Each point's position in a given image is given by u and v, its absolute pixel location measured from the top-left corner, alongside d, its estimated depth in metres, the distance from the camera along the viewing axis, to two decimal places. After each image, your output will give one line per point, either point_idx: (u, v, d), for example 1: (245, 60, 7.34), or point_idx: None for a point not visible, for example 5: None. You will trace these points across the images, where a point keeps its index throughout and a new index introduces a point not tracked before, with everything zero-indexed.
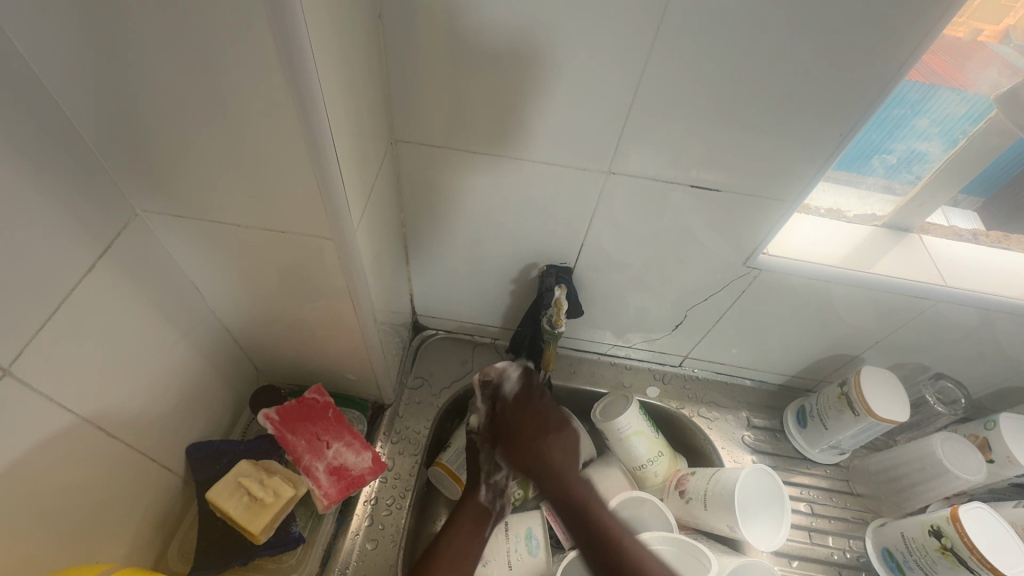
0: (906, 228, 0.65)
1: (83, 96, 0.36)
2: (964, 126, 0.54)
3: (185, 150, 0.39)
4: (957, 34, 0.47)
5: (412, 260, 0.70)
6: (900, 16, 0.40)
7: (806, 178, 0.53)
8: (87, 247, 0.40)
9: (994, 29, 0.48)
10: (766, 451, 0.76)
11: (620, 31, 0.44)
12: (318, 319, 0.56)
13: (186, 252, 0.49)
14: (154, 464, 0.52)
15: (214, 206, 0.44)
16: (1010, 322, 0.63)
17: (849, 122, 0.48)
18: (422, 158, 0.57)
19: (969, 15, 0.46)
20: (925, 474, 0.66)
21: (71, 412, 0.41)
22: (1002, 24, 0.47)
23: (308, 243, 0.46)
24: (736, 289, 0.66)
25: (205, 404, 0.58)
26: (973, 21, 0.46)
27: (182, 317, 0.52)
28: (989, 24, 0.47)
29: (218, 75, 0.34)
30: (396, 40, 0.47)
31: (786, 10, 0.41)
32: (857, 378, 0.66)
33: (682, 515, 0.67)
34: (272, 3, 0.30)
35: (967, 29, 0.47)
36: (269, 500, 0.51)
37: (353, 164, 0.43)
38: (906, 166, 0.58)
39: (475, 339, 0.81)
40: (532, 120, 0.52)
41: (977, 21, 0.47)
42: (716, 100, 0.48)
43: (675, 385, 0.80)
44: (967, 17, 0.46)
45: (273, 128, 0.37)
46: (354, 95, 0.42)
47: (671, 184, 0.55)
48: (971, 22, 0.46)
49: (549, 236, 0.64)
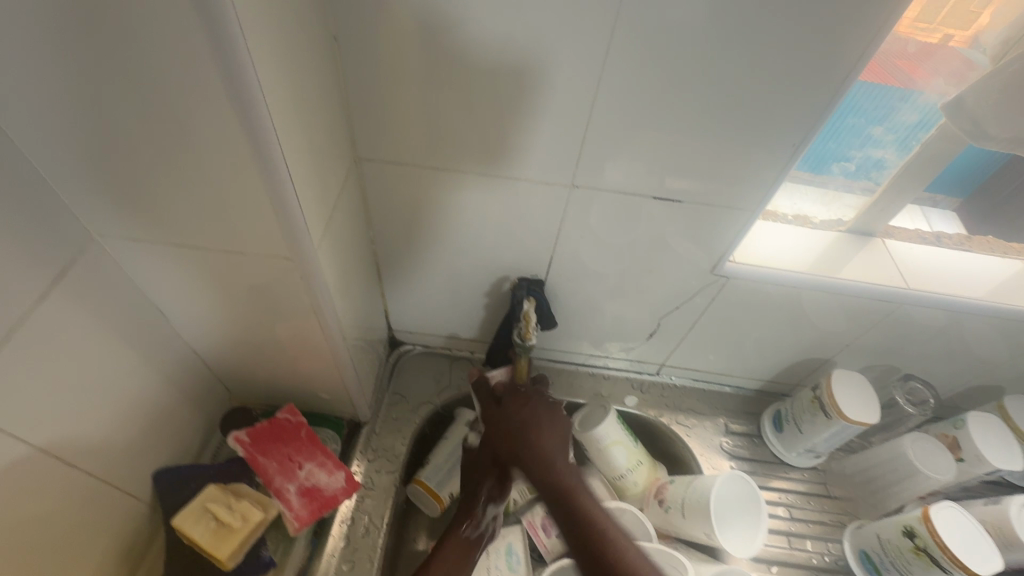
0: (870, 233, 0.66)
1: (34, 126, 0.36)
2: (917, 134, 0.55)
3: (140, 176, 0.40)
4: (928, 38, 0.48)
5: (384, 276, 0.70)
6: (840, 31, 0.42)
7: (765, 186, 0.54)
8: (41, 276, 0.40)
9: (963, 35, 0.48)
10: (744, 457, 0.76)
11: (574, 50, 0.45)
12: (288, 340, 0.56)
13: (147, 276, 0.49)
14: (120, 492, 0.51)
15: (172, 229, 0.44)
16: (972, 322, 0.64)
17: (801, 132, 0.49)
18: (388, 176, 0.57)
19: (940, 21, 0.47)
20: (898, 475, 0.67)
21: (27, 442, 0.40)
22: (971, 30, 0.48)
23: (271, 264, 0.46)
24: (706, 297, 0.67)
25: (172, 428, 0.57)
26: (945, 27, 0.48)
27: (145, 340, 0.51)
28: (959, 30, 0.48)
29: (166, 100, 0.34)
30: (355, 63, 0.48)
31: (731, 24, 0.42)
32: (828, 381, 0.67)
33: (661, 524, 0.67)
34: (213, 28, 0.30)
35: (939, 34, 0.48)
36: (236, 526, 0.51)
37: (310, 184, 0.43)
38: (865, 172, 0.60)
39: (452, 354, 0.81)
40: (494, 135, 0.52)
41: (949, 27, 0.48)
42: (673, 115, 0.49)
43: (654, 393, 0.81)
44: (938, 22, 0.47)
45: (224, 150, 0.37)
46: (307, 116, 0.42)
47: (636, 197, 0.56)
48: (945, 28, 0.48)
49: (519, 249, 0.64)
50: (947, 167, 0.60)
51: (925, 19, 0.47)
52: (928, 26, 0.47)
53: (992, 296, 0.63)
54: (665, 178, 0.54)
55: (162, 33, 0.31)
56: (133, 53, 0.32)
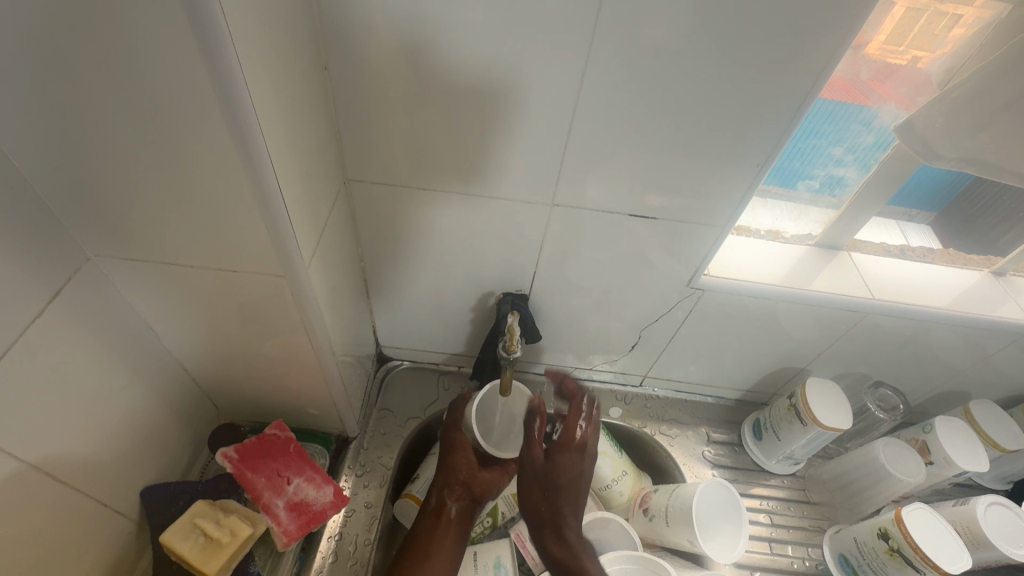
0: (837, 246, 0.70)
1: (34, 148, 0.38)
2: (875, 154, 0.59)
3: (137, 197, 0.41)
4: (897, 59, 0.51)
5: (372, 293, 0.71)
6: (796, 58, 0.46)
7: (735, 203, 0.57)
8: (37, 295, 0.41)
9: (932, 54, 0.51)
10: (725, 465, 0.78)
11: (553, 75, 0.48)
12: (278, 356, 0.57)
13: (138, 293, 0.50)
14: (108, 510, 0.51)
15: (165, 248, 0.45)
16: (935, 330, 0.68)
17: (764, 152, 0.53)
18: (376, 196, 0.59)
19: (907, 44, 0.50)
20: (872, 478, 0.70)
21: (19, 459, 0.41)
22: (938, 49, 0.51)
23: (262, 280, 0.47)
24: (685, 309, 0.70)
25: (160, 446, 0.58)
26: (912, 48, 0.51)
27: (136, 358, 0.52)
28: (926, 50, 0.51)
29: (166, 126, 0.36)
30: (345, 88, 0.50)
31: (695, 52, 0.46)
32: (803, 389, 0.69)
33: (647, 533, 0.68)
34: (213, 62, 0.33)
35: (907, 55, 0.51)
36: (225, 541, 0.51)
37: (302, 204, 0.45)
38: (828, 189, 0.64)
39: (440, 368, 0.82)
40: (478, 156, 0.55)
41: (917, 49, 0.51)
42: (647, 135, 0.52)
43: (637, 404, 0.83)
44: (905, 45, 0.50)
45: (220, 174, 0.39)
46: (299, 139, 0.44)
47: (615, 214, 0.59)
48: (912, 49, 0.51)
49: (504, 265, 0.66)
50: (909, 183, 0.64)
51: (894, 43, 0.50)
52: (895, 49, 0.50)
53: (953, 304, 0.67)
54: (642, 196, 0.57)
55: (164, 63, 0.33)
56: (136, 80, 0.34)
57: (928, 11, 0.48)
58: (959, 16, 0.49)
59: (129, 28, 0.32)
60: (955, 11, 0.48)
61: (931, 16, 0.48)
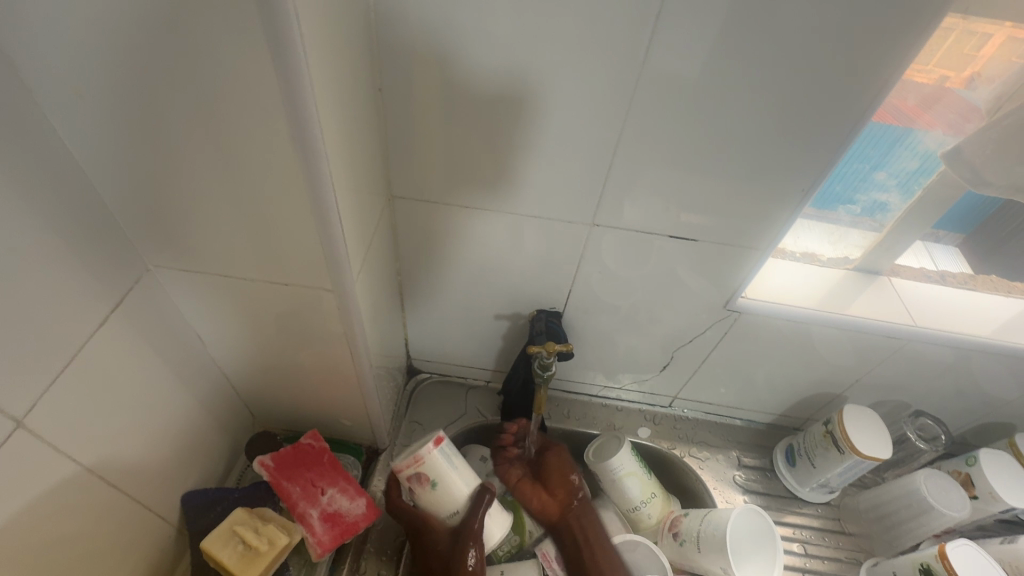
0: (876, 271, 0.69)
1: (107, 163, 0.40)
2: (918, 179, 0.58)
3: (196, 212, 0.43)
4: (926, 80, 0.50)
5: (407, 305, 0.72)
6: (848, 81, 0.45)
7: (779, 224, 0.57)
8: (101, 303, 0.42)
9: (960, 77, 0.50)
10: (757, 490, 0.77)
11: (601, 98, 0.49)
12: (318, 367, 0.58)
13: (189, 304, 0.51)
14: (151, 514, 0.52)
15: (218, 261, 0.47)
16: (978, 359, 0.66)
17: (809, 178, 0.52)
18: (415, 212, 0.60)
19: (935, 63, 0.49)
20: (912, 511, 0.68)
21: (76, 462, 0.42)
22: (966, 72, 0.50)
23: (309, 293, 0.49)
24: (719, 331, 0.69)
25: (201, 452, 0.59)
26: (938, 69, 0.50)
27: (183, 364, 0.53)
28: (954, 72, 0.50)
29: (233, 144, 0.38)
30: (396, 107, 0.52)
31: (744, 77, 0.46)
32: (840, 416, 0.68)
33: (677, 558, 0.68)
34: (287, 85, 0.34)
35: (937, 76, 0.50)
36: (263, 549, 0.51)
37: (352, 220, 0.46)
38: (869, 214, 0.63)
39: (468, 382, 0.83)
40: (520, 174, 0.56)
41: (946, 70, 0.50)
42: (690, 156, 0.52)
43: (666, 425, 0.82)
44: (933, 65, 0.49)
45: (276, 188, 0.40)
46: (353, 156, 0.45)
47: (652, 235, 0.59)
48: (941, 69, 0.50)
49: (538, 283, 0.67)
50: (956, 212, 0.63)
51: (922, 62, 0.49)
52: (923, 68, 0.50)
53: (999, 333, 0.65)
54: (681, 217, 0.57)
55: (237, 83, 0.34)
56: (208, 100, 0.36)
57: (958, 31, 0.46)
58: (989, 37, 0.47)
59: (207, 48, 0.33)
60: (987, 32, 0.47)
61: (959, 37, 0.47)
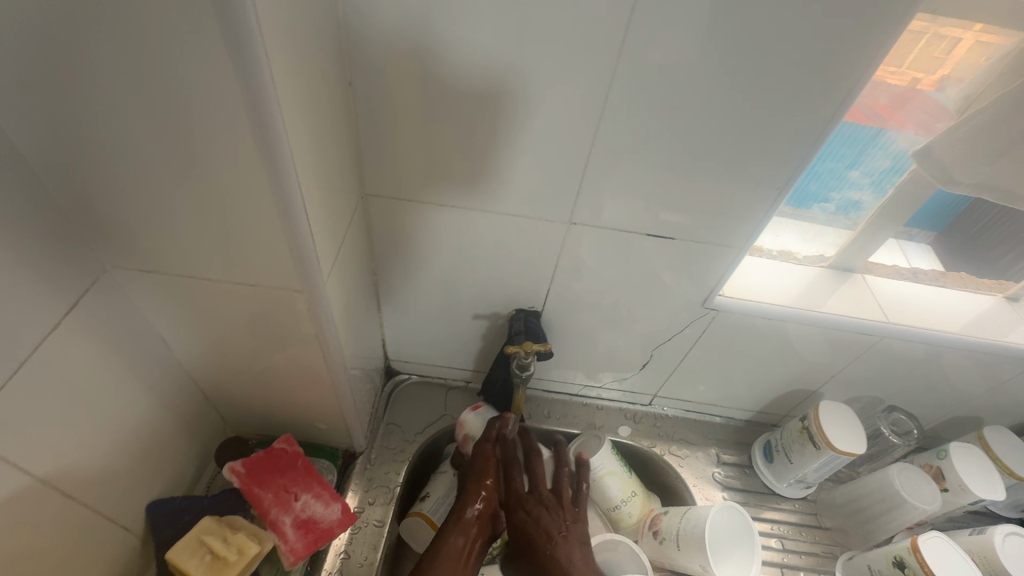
0: (850, 269, 0.70)
1: (58, 159, 0.38)
2: (891, 177, 0.59)
3: (156, 211, 0.41)
4: (899, 82, 0.52)
5: (384, 305, 0.70)
6: (821, 79, 0.46)
7: (755, 222, 0.57)
8: (54, 306, 0.40)
9: (931, 78, 0.51)
10: (736, 487, 0.77)
11: (576, 94, 0.48)
12: (290, 369, 0.56)
13: (152, 306, 0.49)
14: (112, 525, 0.50)
15: (181, 262, 0.45)
16: (948, 355, 0.67)
17: (783, 176, 0.53)
18: (390, 210, 0.59)
19: (906, 65, 0.50)
20: (886, 504, 0.69)
21: (28, 474, 0.40)
22: (937, 73, 0.51)
23: (278, 294, 0.47)
24: (698, 329, 0.69)
25: (167, 459, 0.57)
26: (910, 71, 0.51)
27: (147, 368, 0.51)
28: (925, 73, 0.51)
29: (192, 140, 0.36)
30: (367, 102, 0.51)
31: (719, 74, 0.46)
32: (815, 412, 0.69)
33: (657, 556, 0.68)
34: (246, 77, 0.33)
35: (909, 78, 0.51)
36: (232, 559, 0.50)
37: (322, 218, 0.45)
38: (843, 212, 0.64)
39: (447, 383, 0.81)
40: (496, 172, 0.55)
41: (918, 72, 0.51)
42: (666, 153, 0.52)
43: (646, 424, 0.82)
44: (905, 66, 0.50)
45: (239, 187, 0.39)
46: (321, 152, 0.44)
47: (630, 233, 0.59)
48: (913, 71, 0.51)
49: (517, 282, 0.66)
50: (927, 209, 0.65)
51: (894, 64, 0.50)
52: (895, 70, 0.51)
53: (968, 329, 0.66)
54: (659, 215, 0.57)
55: (192, 75, 0.33)
56: (162, 92, 0.34)
57: (927, 35, 0.48)
58: (958, 41, 0.48)
59: (160, 38, 0.31)
60: (956, 35, 0.48)
61: (929, 40, 0.48)
